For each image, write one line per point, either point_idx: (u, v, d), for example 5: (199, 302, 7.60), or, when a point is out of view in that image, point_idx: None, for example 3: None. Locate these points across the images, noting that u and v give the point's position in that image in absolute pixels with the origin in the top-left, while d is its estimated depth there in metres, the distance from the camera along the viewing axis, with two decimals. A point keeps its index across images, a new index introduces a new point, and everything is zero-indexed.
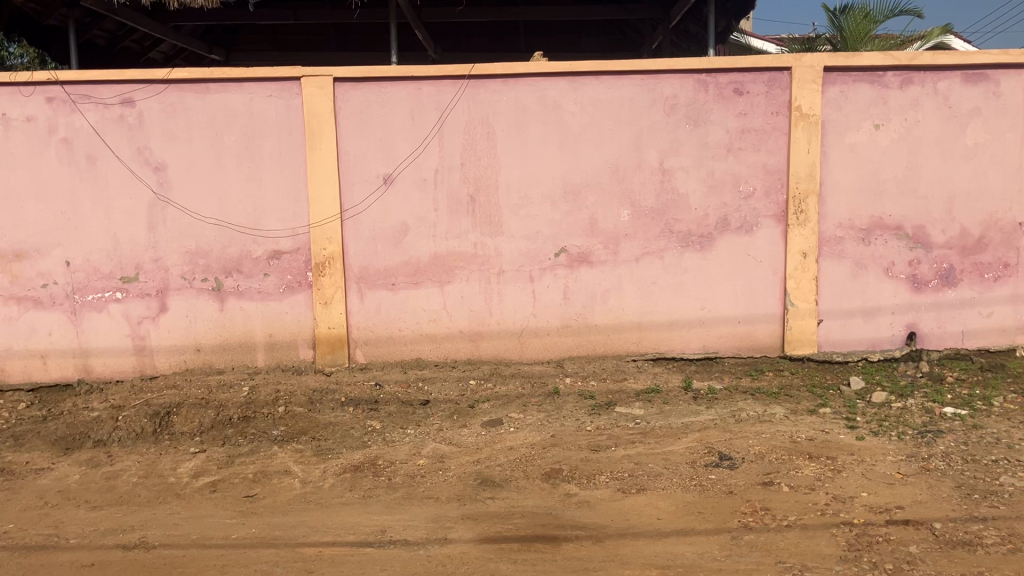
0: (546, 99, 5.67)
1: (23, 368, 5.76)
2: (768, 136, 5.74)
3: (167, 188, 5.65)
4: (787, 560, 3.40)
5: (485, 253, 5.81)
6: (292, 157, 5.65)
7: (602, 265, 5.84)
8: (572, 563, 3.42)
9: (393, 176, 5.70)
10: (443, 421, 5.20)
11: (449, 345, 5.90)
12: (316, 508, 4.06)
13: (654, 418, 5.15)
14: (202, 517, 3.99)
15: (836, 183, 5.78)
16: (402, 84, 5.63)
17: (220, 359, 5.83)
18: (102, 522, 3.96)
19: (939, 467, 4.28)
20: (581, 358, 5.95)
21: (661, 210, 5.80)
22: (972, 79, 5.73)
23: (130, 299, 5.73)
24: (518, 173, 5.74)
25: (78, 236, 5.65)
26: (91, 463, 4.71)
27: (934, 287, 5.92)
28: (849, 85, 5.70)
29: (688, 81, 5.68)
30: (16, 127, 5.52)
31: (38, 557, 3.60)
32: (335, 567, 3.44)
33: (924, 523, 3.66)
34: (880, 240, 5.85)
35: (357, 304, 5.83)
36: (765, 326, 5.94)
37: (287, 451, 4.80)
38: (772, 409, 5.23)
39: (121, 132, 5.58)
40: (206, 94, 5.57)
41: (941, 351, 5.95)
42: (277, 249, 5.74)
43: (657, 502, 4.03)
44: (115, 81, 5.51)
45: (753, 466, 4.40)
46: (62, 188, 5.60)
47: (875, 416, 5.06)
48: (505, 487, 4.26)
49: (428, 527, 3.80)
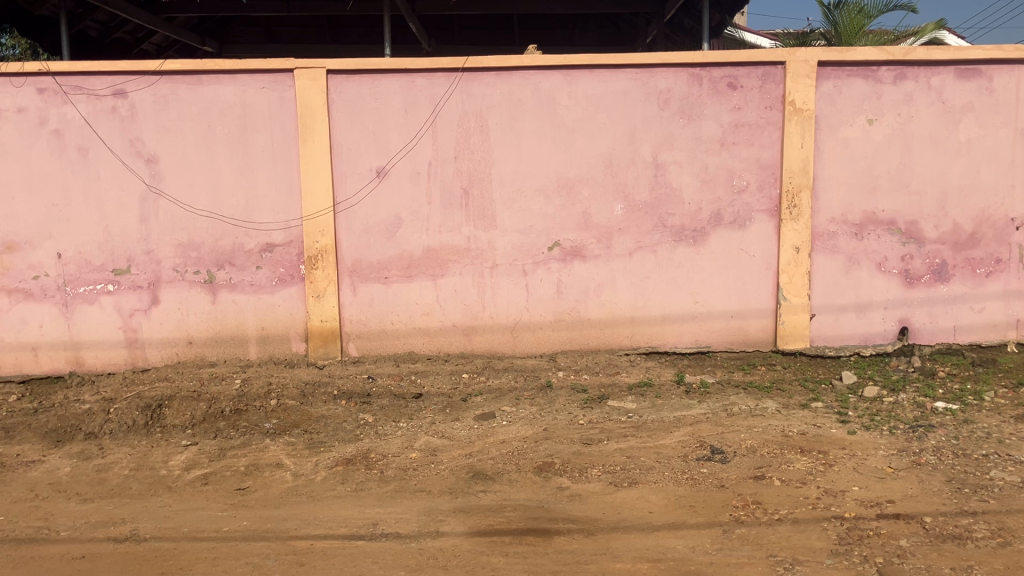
0: (540, 93, 5.66)
1: (14, 360, 5.74)
2: (762, 130, 5.74)
3: (160, 179, 5.63)
4: (779, 554, 3.41)
5: (478, 247, 5.81)
6: (285, 150, 5.63)
7: (595, 259, 5.84)
8: (564, 556, 3.43)
9: (387, 169, 5.69)
10: (436, 414, 5.20)
11: (442, 339, 5.90)
12: (309, 501, 4.06)
13: (647, 411, 5.16)
14: (193, 510, 3.99)
15: (829, 178, 5.78)
16: (396, 77, 5.62)
17: (213, 352, 5.82)
18: (93, 515, 3.95)
19: (930, 461, 4.30)
20: (574, 352, 5.95)
21: (655, 203, 5.79)
22: (966, 75, 5.73)
23: (122, 291, 5.72)
24: (512, 166, 5.73)
25: (70, 227, 5.63)
26: (82, 456, 4.70)
27: (926, 282, 5.93)
28: (842, 79, 5.70)
29: (683, 75, 5.67)
30: (8, 118, 5.50)
31: (27, 549, 3.60)
32: (328, 560, 3.44)
33: (914, 517, 3.68)
34: (873, 235, 5.86)
35: (350, 298, 5.82)
36: (758, 321, 5.95)
37: (279, 444, 4.79)
38: (764, 404, 5.24)
39: (113, 123, 5.56)
40: (200, 86, 5.55)
41: (933, 346, 5.95)
42: (270, 241, 5.72)
43: (649, 495, 4.04)
44: (107, 72, 5.48)
45: (744, 460, 4.40)
46: (53, 180, 5.58)
47: (867, 410, 5.08)
48: (497, 480, 4.26)
49: (420, 520, 3.80)
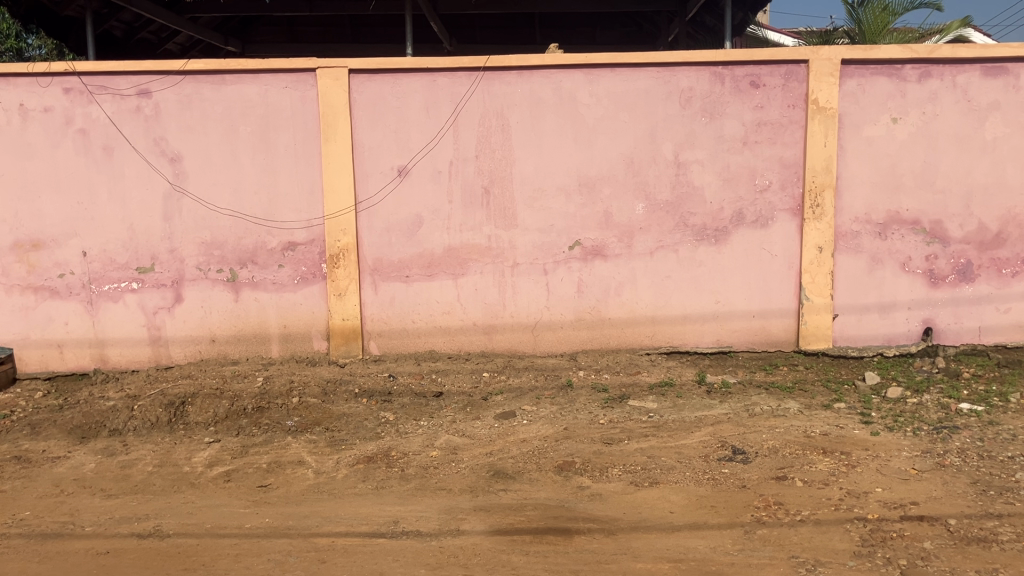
0: (562, 92, 5.66)
1: (41, 357, 5.81)
2: (785, 129, 5.71)
3: (183, 179, 5.67)
4: (801, 555, 3.39)
5: (499, 246, 5.81)
6: (307, 149, 5.66)
7: (616, 258, 5.83)
8: (584, 555, 3.43)
9: (408, 168, 5.70)
10: (456, 412, 5.21)
11: (463, 338, 5.92)
12: (329, 498, 4.08)
13: (668, 411, 5.14)
14: (216, 506, 4.01)
15: (853, 177, 5.74)
16: (418, 76, 5.63)
17: (236, 350, 5.86)
18: (117, 510, 3.99)
19: (955, 463, 4.26)
20: (594, 351, 5.95)
21: (676, 202, 5.77)
22: (992, 72, 5.66)
23: (146, 289, 5.77)
24: (533, 165, 5.73)
25: (95, 226, 5.69)
26: (107, 452, 4.75)
27: (951, 282, 5.87)
28: (866, 77, 5.66)
29: (705, 74, 5.65)
30: (33, 117, 5.55)
31: (53, 544, 3.64)
32: (348, 558, 3.45)
33: (938, 519, 3.65)
34: (897, 234, 5.81)
35: (371, 297, 5.84)
36: (780, 321, 5.92)
37: (301, 442, 4.82)
38: (786, 404, 5.21)
39: (138, 122, 5.60)
40: (222, 85, 5.58)
41: (958, 347, 5.90)
42: (292, 240, 5.75)
43: (670, 495, 4.03)
44: (132, 72, 5.52)
45: (766, 460, 4.38)
46: (79, 179, 5.63)
47: (891, 411, 5.03)
48: (517, 479, 4.27)
49: (440, 518, 3.80)
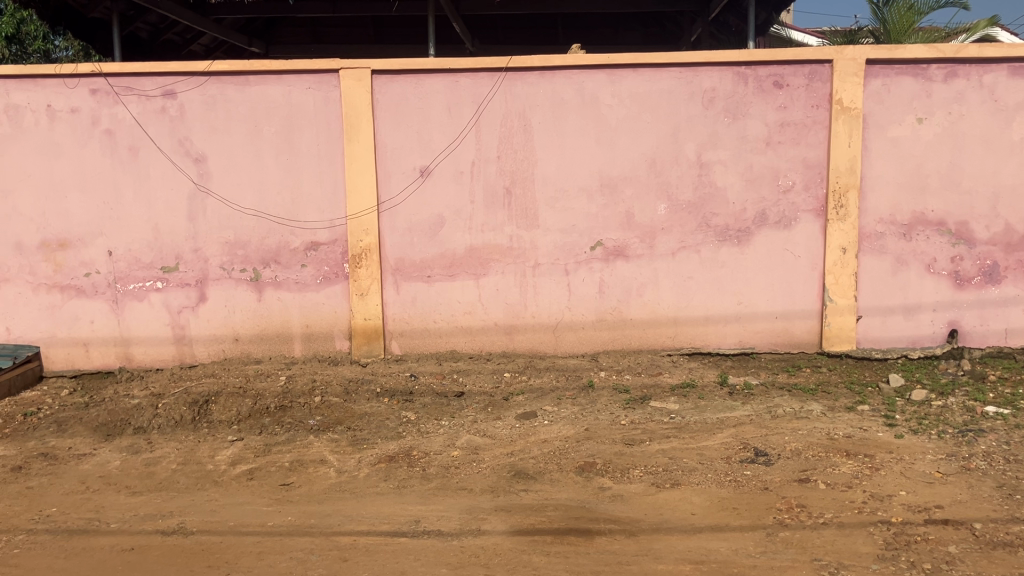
0: (584, 92, 5.65)
1: (67, 355, 5.88)
2: (808, 130, 5.67)
3: (207, 179, 5.71)
4: (823, 558, 3.37)
5: (521, 246, 5.81)
6: (330, 149, 5.68)
7: (637, 259, 5.82)
8: (606, 556, 3.43)
9: (430, 168, 5.72)
10: (478, 412, 5.22)
11: (484, 338, 5.92)
12: (351, 497, 4.09)
13: (690, 412, 5.13)
14: (239, 504, 4.04)
15: (877, 178, 5.70)
16: (440, 76, 5.64)
17: (259, 349, 5.90)
18: (141, 507, 4.03)
19: (981, 467, 4.22)
20: (616, 352, 5.94)
21: (698, 203, 5.75)
22: (1020, 72, 5.60)
23: (170, 288, 5.82)
24: (555, 165, 5.72)
25: (121, 226, 5.74)
26: (132, 449, 4.79)
27: (976, 283, 5.82)
28: (891, 77, 5.62)
29: (728, 74, 5.62)
30: (61, 117, 5.61)
31: (80, 540, 3.68)
32: (370, 557, 3.47)
33: (964, 523, 3.61)
34: (922, 235, 5.76)
35: (393, 296, 5.86)
36: (803, 322, 5.88)
37: (323, 441, 4.84)
38: (809, 406, 5.18)
39: (163, 123, 5.65)
40: (246, 86, 5.62)
41: (984, 349, 5.84)
42: (314, 240, 5.78)
43: (692, 497, 4.02)
44: (157, 73, 5.57)
45: (790, 462, 4.36)
46: (105, 179, 5.69)
47: (915, 414, 4.99)
48: (539, 479, 4.27)
49: (461, 518, 3.81)
